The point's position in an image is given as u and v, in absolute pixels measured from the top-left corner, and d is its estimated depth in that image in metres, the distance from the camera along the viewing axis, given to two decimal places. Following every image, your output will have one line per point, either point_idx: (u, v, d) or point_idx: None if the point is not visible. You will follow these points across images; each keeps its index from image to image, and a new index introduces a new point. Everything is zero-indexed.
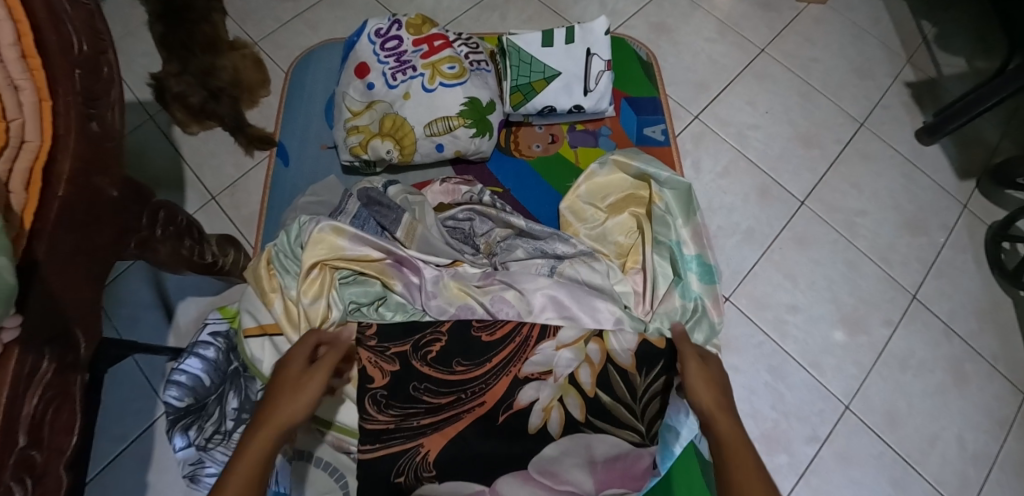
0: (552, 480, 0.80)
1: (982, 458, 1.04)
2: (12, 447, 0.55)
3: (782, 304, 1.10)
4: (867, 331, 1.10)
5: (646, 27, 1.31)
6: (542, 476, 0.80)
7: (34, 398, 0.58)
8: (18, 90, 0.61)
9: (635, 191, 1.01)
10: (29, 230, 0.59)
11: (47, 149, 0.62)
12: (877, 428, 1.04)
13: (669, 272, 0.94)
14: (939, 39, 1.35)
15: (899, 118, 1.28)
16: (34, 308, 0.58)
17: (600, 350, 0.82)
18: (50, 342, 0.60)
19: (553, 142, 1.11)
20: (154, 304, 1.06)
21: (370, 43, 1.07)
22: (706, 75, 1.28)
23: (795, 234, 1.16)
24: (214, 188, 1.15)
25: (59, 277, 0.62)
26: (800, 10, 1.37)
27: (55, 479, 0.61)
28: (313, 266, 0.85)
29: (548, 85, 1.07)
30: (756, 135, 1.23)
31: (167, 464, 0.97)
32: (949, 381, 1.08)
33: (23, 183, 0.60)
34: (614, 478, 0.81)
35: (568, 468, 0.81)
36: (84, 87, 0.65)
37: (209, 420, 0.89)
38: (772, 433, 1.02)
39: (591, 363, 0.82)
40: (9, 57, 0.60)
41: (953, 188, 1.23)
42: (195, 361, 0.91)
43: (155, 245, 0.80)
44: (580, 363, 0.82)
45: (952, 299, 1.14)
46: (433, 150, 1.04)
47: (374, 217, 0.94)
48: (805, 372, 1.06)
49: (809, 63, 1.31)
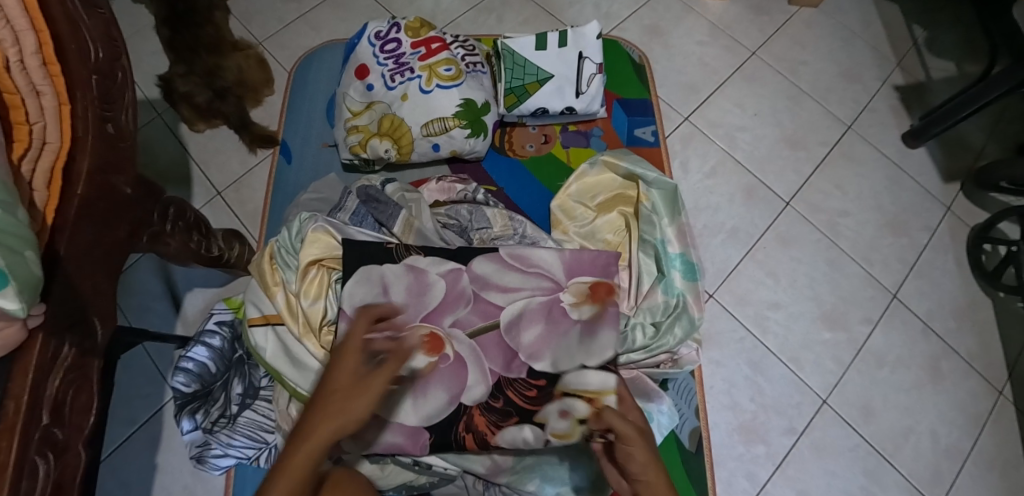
0: (521, 263, 0.86)
1: (954, 452, 1.07)
2: (36, 424, 0.60)
3: (764, 301, 1.14)
4: (847, 328, 1.14)
5: (639, 29, 1.35)
6: (513, 259, 0.86)
7: (54, 380, 0.62)
8: (39, 95, 0.66)
9: (623, 191, 1.06)
10: (51, 225, 0.65)
11: (67, 150, 0.67)
12: (852, 421, 1.08)
13: (654, 269, 0.98)
14: (929, 43, 1.39)
15: (885, 121, 1.31)
16: (56, 297, 0.63)
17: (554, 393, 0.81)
18: (70, 330, 0.65)
19: (545, 142, 1.16)
20: (163, 294, 1.11)
21: (370, 45, 1.11)
22: (696, 77, 1.31)
23: (779, 234, 1.19)
24: (221, 184, 1.20)
25: (80, 269, 0.67)
26: (792, 14, 1.40)
27: (75, 455, 0.65)
28: (311, 265, 0.88)
29: (540, 87, 1.11)
30: (744, 137, 1.27)
31: (174, 445, 1.02)
32: (925, 377, 1.12)
33: (45, 181, 0.66)
34: (582, 266, 0.86)
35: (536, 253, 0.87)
36: (101, 92, 0.70)
37: (215, 404, 0.95)
38: (750, 424, 1.06)
39: (570, 412, 0.80)
40: (31, 65, 0.64)
41: (937, 190, 1.26)
42: (201, 349, 0.96)
43: (166, 239, 0.86)
44: (556, 417, 0.80)
45: (930, 298, 1.18)
46: (430, 150, 1.08)
47: (371, 214, 0.97)
48: (785, 366, 1.10)
49: (798, 66, 1.34)
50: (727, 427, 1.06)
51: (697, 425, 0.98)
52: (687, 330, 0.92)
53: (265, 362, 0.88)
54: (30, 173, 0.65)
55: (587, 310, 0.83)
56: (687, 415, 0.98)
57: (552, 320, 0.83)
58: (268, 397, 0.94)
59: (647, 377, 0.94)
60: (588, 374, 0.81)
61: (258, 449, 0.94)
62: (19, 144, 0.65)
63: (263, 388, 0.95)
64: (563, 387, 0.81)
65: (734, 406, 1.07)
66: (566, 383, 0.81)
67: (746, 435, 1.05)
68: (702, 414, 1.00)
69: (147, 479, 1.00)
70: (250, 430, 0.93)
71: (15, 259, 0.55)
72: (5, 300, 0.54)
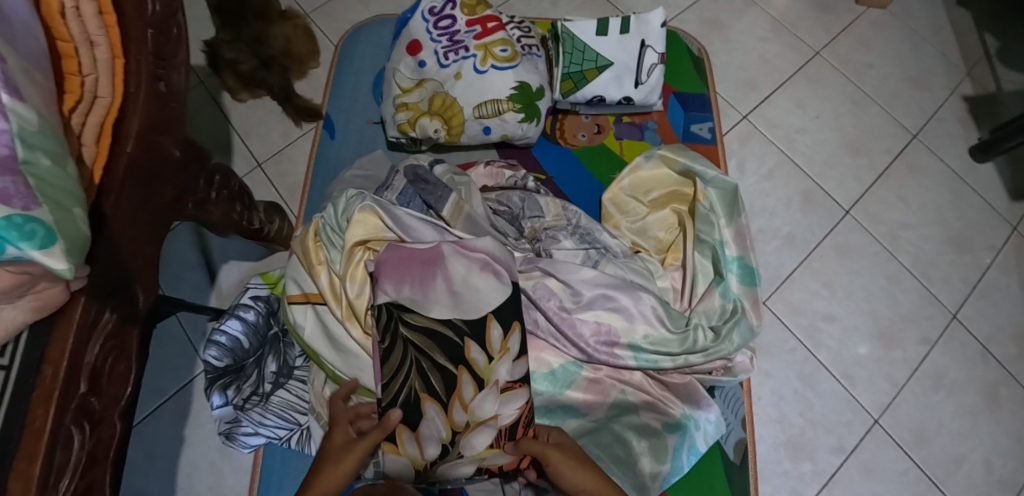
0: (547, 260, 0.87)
1: (1009, 484, 1.02)
2: (73, 392, 0.56)
3: (818, 312, 1.09)
4: (902, 346, 1.09)
5: (699, 21, 1.30)
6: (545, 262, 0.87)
7: (95, 347, 0.59)
8: (93, 46, 0.62)
9: (679, 188, 1.01)
10: (99, 183, 0.61)
11: (118, 106, 0.63)
12: (904, 444, 1.03)
13: (710, 271, 0.93)
14: (1001, 53, 1.32)
15: (952, 133, 1.25)
16: (100, 260, 0.60)
17: (491, 389, 0.79)
18: (112, 295, 0.62)
19: (598, 133, 1.11)
20: (199, 265, 1.08)
21: (423, 21, 1.07)
22: (756, 74, 1.26)
23: (836, 243, 1.14)
24: (261, 156, 1.17)
25: (125, 231, 0.64)
26: (859, 14, 1.34)
27: (110, 427, 0.62)
28: (357, 248, 0.83)
29: (599, 75, 1.07)
30: (804, 139, 1.22)
31: (202, 419, 1.00)
32: (981, 403, 1.06)
33: (95, 135, 0.62)
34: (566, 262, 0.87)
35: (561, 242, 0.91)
36: (155, 46, 0.66)
37: (247, 381, 0.92)
38: (798, 439, 1.01)
39: (495, 390, 0.79)
40: (87, 13, 0.60)
41: (1003, 208, 1.20)
42: (235, 322, 0.93)
43: (210, 207, 0.82)
44: (493, 412, 0.79)
45: (993, 321, 1.12)
46: (480, 133, 1.04)
47: (419, 196, 0.92)
48: (837, 382, 1.05)
49: (863, 69, 1.29)
50: (773, 442, 1.01)
51: (743, 437, 0.93)
52: (744, 337, 0.87)
53: (302, 342, 0.85)
54: (80, 126, 0.61)
55: (496, 333, 0.79)
56: (734, 425, 0.93)
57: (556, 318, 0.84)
58: (302, 377, 0.92)
59: (699, 383, 0.89)
60: (502, 369, 0.79)
61: (289, 430, 0.90)
62: (71, 95, 0.61)
63: (298, 367, 0.93)
64: (493, 375, 0.79)
65: (781, 420, 1.02)
66: (496, 372, 0.79)
67: (793, 451, 1.01)
68: (748, 426, 0.94)
69: (173, 452, 0.98)
70: (284, 411, 0.90)
71: (62, 214, 0.50)
72: (52, 259, 0.49)
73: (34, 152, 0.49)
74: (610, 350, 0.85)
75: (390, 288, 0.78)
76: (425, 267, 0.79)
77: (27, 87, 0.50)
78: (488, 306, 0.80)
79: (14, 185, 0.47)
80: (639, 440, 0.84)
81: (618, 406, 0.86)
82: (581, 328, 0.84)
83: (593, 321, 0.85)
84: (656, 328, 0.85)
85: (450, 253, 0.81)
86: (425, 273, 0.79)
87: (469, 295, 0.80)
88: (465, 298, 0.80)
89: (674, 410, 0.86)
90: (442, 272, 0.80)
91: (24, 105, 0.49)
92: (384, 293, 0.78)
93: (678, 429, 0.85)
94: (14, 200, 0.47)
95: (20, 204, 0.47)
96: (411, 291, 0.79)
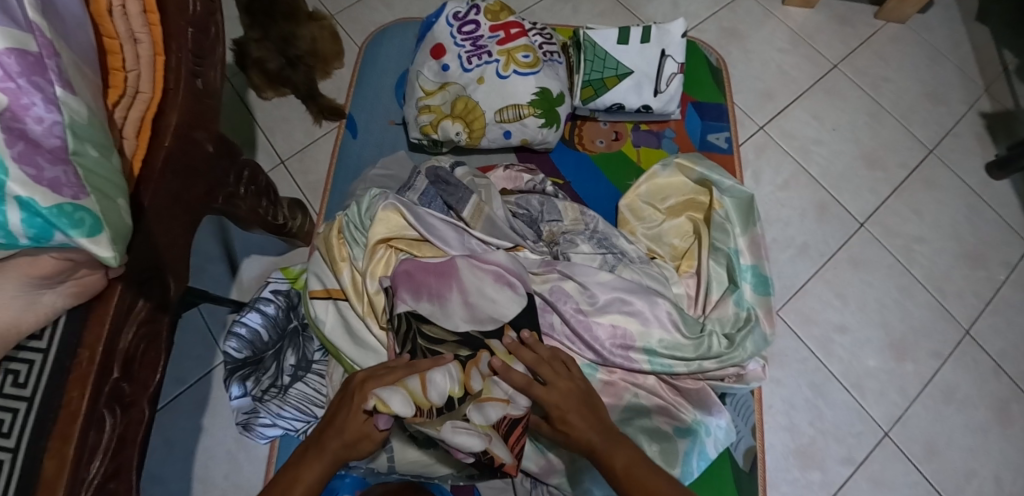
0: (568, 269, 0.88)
1: None
2: (107, 377, 0.58)
3: (830, 323, 1.10)
4: (914, 360, 1.09)
5: (718, 31, 1.31)
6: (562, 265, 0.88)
7: (128, 333, 0.61)
8: (137, 42, 0.65)
9: (695, 196, 1.02)
10: (137, 175, 0.63)
11: (158, 102, 0.66)
12: (913, 457, 1.03)
13: (724, 279, 0.94)
14: (1020, 70, 1.33)
15: (969, 148, 1.25)
16: (138, 248, 0.62)
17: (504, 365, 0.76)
18: (145, 283, 0.64)
19: (616, 140, 1.13)
20: (221, 258, 1.10)
21: (448, 25, 1.09)
22: (774, 84, 1.27)
23: (851, 255, 1.15)
24: (285, 153, 1.19)
25: (160, 222, 0.66)
26: (877, 28, 1.34)
27: (139, 411, 0.64)
28: (380, 245, 0.86)
29: (619, 83, 1.08)
30: (820, 151, 1.23)
31: (221, 409, 1.02)
32: (992, 419, 1.06)
33: (135, 129, 0.65)
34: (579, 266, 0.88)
35: (577, 245, 0.93)
36: (195, 44, 0.69)
37: (265, 373, 0.94)
38: (807, 449, 1.02)
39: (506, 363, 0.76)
40: (133, 11, 0.63)
41: (1019, 225, 1.20)
42: (255, 315, 0.95)
43: (238, 202, 0.85)
44: (501, 398, 0.74)
45: (1005, 337, 1.12)
46: (501, 136, 1.06)
47: (440, 196, 0.94)
48: (847, 393, 1.06)
49: (881, 83, 1.30)
50: (783, 450, 1.02)
51: (753, 444, 0.94)
52: (758, 345, 0.88)
53: (323, 335, 0.87)
54: (122, 120, 0.64)
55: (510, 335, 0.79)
56: (744, 432, 0.94)
57: (573, 323, 0.85)
58: (319, 371, 0.94)
59: (710, 390, 0.89)
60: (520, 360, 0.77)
61: (306, 422, 0.92)
62: (115, 89, 0.63)
63: (316, 361, 0.94)
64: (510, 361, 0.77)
65: (791, 428, 1.03)
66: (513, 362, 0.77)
67: (802, 460, 1.01)
68: (758, 434, 0.95)
69: (191, 440, 1.00)
70: (301, 403, 0.92)
71: (108, 204, 0.52)
72: (98, 247, 0.51)
73: (83, 144, 0.51)
74: (626, 354, 0.85)
75: (407, 299, 0.79)
76: (440, 279, 0.81)
77: (78, 81, 0.53)
78: (503, 317, 0.80)
79: (65, 175, 0.49)
80: (650, 444, 0.85)
81: (630, 409, 0.86)
82: (597, 331, 0.86)
83: (609, 324, 0.86)
84: (670, 333, 0.86)
85: (464, 266, 0.83)
86: (440, 284, 0.81)
87: (484, 305, 0.81)
88: (480, 309, 0.80)
89: (686, 415, 0.87)
90: (457, 284, 0.81)
91: (74, 98, 0.51)
92: (403, 303, 0.79)
93: (688, 434, 0.86)
94: (65, 189, 0.49)
95: (69, 194, 0.49)
96: (428, 305, 0.80)
